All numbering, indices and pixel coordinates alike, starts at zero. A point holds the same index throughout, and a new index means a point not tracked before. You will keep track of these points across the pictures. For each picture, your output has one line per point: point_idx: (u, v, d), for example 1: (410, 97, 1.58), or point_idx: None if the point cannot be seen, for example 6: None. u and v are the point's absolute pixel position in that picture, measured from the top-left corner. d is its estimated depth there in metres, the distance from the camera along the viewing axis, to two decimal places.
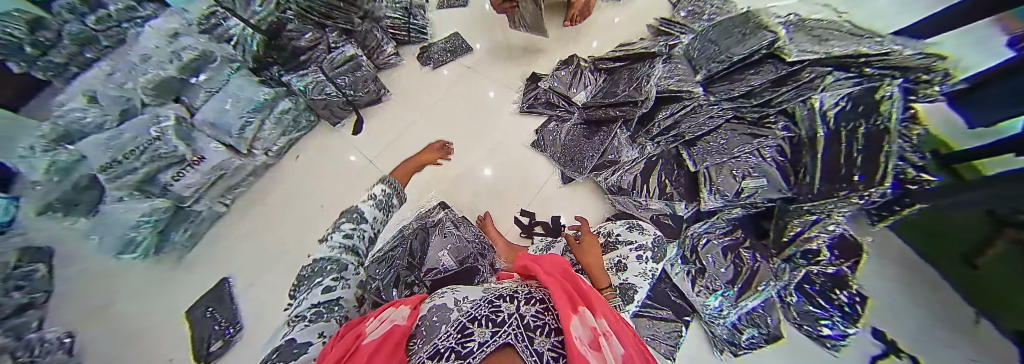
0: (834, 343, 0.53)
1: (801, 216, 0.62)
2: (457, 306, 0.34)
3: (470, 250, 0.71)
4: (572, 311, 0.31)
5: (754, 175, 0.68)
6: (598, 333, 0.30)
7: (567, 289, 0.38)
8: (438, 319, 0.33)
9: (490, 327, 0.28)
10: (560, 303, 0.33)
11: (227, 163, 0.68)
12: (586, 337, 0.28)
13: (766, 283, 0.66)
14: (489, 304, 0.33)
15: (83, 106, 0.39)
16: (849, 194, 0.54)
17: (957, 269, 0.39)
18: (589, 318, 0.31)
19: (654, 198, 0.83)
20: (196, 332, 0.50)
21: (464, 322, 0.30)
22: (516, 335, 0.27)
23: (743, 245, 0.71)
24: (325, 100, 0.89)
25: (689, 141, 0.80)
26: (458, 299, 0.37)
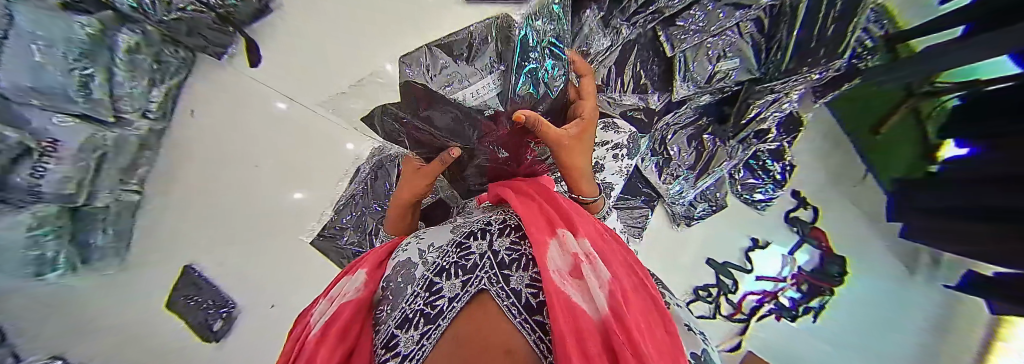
0: (763, 204, 0.78)
1: (763, 97, 0.63)
2: (421, 260, 0.30)
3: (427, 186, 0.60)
4: (550, 236, 0.27)
5: (729, 55, 0.62)
6: (583, 255, 0.25)
7: (540, 206, 0.33)
8: (405, 280, 0.30)
9: (460, 276, 0.24)
10: (535, 228, 0.28)
11: (100, 139, 0.54)
12: (566, 265, 0.24)
13: (721, 165, 0.76)
14: (456, 249, 0.29)
15: None
16: (812, 71, 0.56)
17: (864, 132, 0.61)
18: (570, 242, 0.26)
19: (628, 92, 0.64)
20: (190, 319, 0.67)
21: (431, 277, 0.27)
22: (488, 279, 0.22)
23: (705, 131, 0.73)
24: (184, 19, 0.61)
25: (668, 18, 0.61)
26: (424, 248, 0.32)
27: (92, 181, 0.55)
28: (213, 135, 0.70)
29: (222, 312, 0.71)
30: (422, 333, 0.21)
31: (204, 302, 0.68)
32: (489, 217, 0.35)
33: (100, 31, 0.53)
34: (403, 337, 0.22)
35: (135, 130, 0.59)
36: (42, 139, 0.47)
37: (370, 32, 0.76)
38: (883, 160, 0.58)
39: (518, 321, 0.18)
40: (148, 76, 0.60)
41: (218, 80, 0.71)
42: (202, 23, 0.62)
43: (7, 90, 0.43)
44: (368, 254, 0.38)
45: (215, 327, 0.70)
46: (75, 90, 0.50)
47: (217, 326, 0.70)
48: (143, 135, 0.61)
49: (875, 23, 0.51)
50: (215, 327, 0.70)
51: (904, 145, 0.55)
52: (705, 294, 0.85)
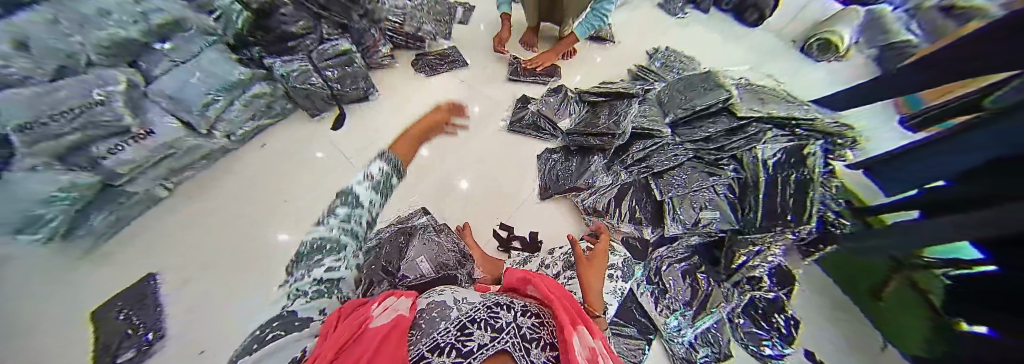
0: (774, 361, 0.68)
1: (749, 247, 0.73)
2: (456, 306, 0.32)
3: (449, 257, 0.66)
4: (572, 328, 0.29)
5: (709, 207, 0.76)
6: (599, 352, 0.27)
7: (560, 304, 0.35)
8: (439, 315, 0.30)
9: (490, 332, 0.25)
10: (563, 317, 0.30)
11: (180, 143, 0.63)
12: (587, 351, 0.25)
13: (717, 306, 0.73)
14: (487, 309, 0.32)
15: (8, 51, 0.37)
16: (785, 230, 0.70)
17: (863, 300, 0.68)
18: (589, 338, 0.28)
19: (624, 221, 0.83)
20: (104, 335, 0.50)
21: (463, 323, 0.28)
22: (511, 344, 0.24)
23: (699, 270, 0.77)
24: (307, 89, 0.82)
25: (657, 173, 0.83)
26: (458, 298, 0.35)
27: (143, 171, 0.59)
28: (265, 167, 0.77)
29: (143, 339, 0.51)
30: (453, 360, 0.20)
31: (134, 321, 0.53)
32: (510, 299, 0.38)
33: (248, 80, 0.73)
34: (434, 357, 0.21)
35: (213, 143, 0.70)
36: (143, 130, 0.57)
37: (435, 124, 0.97)
38: (895, 329, 0.63)
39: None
40: (255, 112, 0.76)
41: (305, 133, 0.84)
42: (316, 93, 0.83)
43: (155, 93, 0.58)
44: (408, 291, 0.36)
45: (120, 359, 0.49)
46: (196, 108, 0.64)
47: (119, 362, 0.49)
48: (213, 149, 0.71)
49: (832, 201, 0.69)
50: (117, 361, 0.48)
51: (913, 316, 0.58)
52: None
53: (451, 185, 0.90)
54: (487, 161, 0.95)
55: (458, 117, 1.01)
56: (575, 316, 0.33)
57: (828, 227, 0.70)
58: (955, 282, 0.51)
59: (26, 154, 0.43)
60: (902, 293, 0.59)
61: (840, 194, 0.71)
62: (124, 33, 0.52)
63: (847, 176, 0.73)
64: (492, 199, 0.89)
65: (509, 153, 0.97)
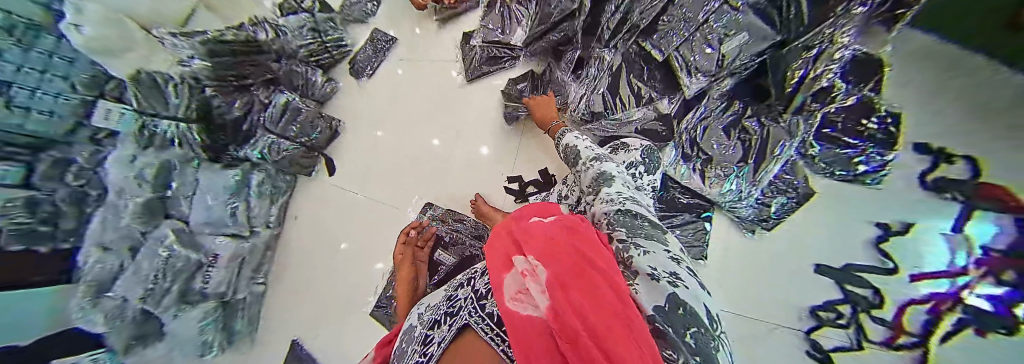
0: (873, 178, 0.46)
1: (800, 56, 0.50)
2: (418, 321, 0.39)
3: (464, 244, 0.83)
4: (503, 270, 0.32)
5: (732, 34, 0.57)
6: (524, 273, 0.30)
7: (501, 240, 0.38)
8: (407, 339, 0.38)
9: (450, 321, 0.34)
10: (493, 267, 0.33)
11: (242, 249, 0.77)
12: (512, 290, 0.29)
13: (781, 146, 0.60)
14: (447, 299, 0.38)
15: (98, 256, 0.49)
16: (850, 6, 0.41)
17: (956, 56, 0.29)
18: (518, 263, 0.32)
19: (631, 108, 0.73)
20: None
21: (426, 330, 0.36)
22: (470, 313, 0.32)
23: (746, 117, 0.64)
24: (286, 156, 0.88)
25: (645, 30, 0.68)
26: (422, 311, 0.41)
27: (236, 282, 0.75)
28: (314, 232, 0.93)
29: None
30: None
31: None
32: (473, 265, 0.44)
33: (242, 177, 0.78)
34: None
35: (262, 237, 0.83)
36: (212, 255, 0.70)
37: (427, 117, 1.00)
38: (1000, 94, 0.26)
39: (493, 340, 0.28)
40: (270, 197, 0.85)
41: (324, 191, 0.96)
42: (296, 154, 0.90)
43: (196, 226, 0.69)
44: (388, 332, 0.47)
45: None
46: (229, 219, 0.74)
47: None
48: (267, 239, 0.85)
49: None
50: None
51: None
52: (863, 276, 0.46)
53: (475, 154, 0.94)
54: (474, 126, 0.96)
55: (430, 97, 1.02)
56: (512, 246, 0.36)
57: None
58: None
59: (161, 311, 0.59)
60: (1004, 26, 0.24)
61: None
62: (141, 197, 0.57)
63: None
64: (499, 156, 0.93)
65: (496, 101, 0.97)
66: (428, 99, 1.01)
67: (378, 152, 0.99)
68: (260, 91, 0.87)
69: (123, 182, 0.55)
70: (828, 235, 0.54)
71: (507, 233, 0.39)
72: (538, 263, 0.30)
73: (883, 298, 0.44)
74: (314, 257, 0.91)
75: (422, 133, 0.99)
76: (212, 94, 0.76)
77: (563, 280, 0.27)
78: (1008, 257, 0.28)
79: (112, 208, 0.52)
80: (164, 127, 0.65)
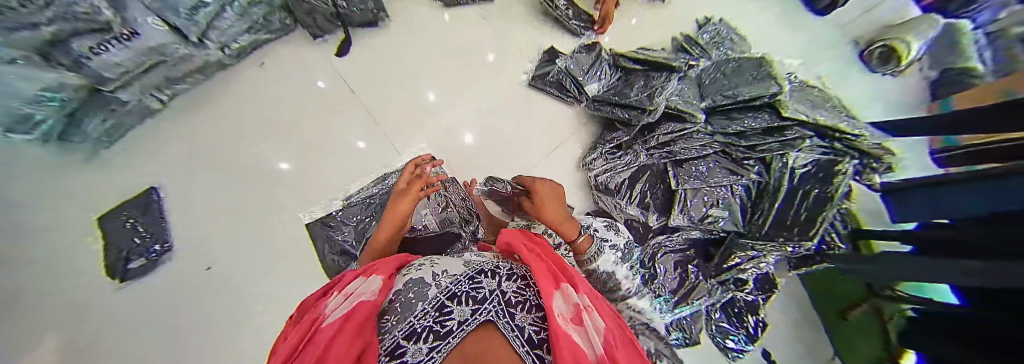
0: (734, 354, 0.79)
1: (743, 251, 0.73)
2: (435, 281, 0.32)
3: (453, 216, 0.76)
4: (554, 288, 0.32)
5: (721, 206, 0.73)
6: (580, 309, 0.30)
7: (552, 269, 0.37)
8: (416, 295, 0.31)
9: (470, 305, 0.27)
10: (542, 277, 0.33)
11: (169, 49, 0.58)
12: (567, 313, 0.28)
13: (699, 299, 0.77)
14: (469, 280, 0.32)
15: None
16: (787, 243, 0.67)
17: (836, 318, 0.73)
18: (571, 294, 0.32)
19: (632, 203, 0.81)
20: (113, 246, 0.52)
21: (443, 299, 0.28)
22: (495, 312, 0.27)
23: (691, 262, 0.80)
24: (311, 5, 0.72)
25: (678, 160, 0.76)
26: (437, 272, 0.34)
27: (133, 77, 0.56)
28: (261, 94, 0.78)
29: (151, 249, 0.57)
30: (431, 346, 0.23)
31: (140, 228, 0.56)
32: (501, 262, 0.39)
33: None
34: (412, 347, 0.23)
35: (203, 54, 0.64)
36: (127, 29, 0.50)
37: (451, 75, 0.92)
38: (857, 344, 0.66)
39: (523, 351, 0.24)
40: (249, 24, 0.69)
41: (306, 58, 0.82)
42: (321, 11, 0.74)
43: None
44: (383, 264, 0.39)
45: (130, 265, 0.52)
46: (184, 9, 0.55)
47: (132, 265, 0.53)
48: (204, 61, 0.66)
49: (839, 221, 0.68)
50: (131, 264, 0.52)
51: (867, 338, 0.64)
52: None
53: (457, 137, 0.91)
54: (492, 111, 0.93)
55: (463, 64, 0.93)
56: (558, 274, 0.36)
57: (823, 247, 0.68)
58: (919, 317, 0.53)
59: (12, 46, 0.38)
60: (869, 314, 0.63)
61: (846, 216, 0.69)
62: None
63: (863, 199, 0.68)
64: (484, 158, 0.91)
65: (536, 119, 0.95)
66: (435, 70, 0.91)
67: (395, 67, 0.88)
68: None
69: None
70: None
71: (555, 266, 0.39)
72: (586, 309, 0.31)
73: None
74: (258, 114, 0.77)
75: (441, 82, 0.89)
76: None
77: (609, 342, 0.28)
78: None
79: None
80: None
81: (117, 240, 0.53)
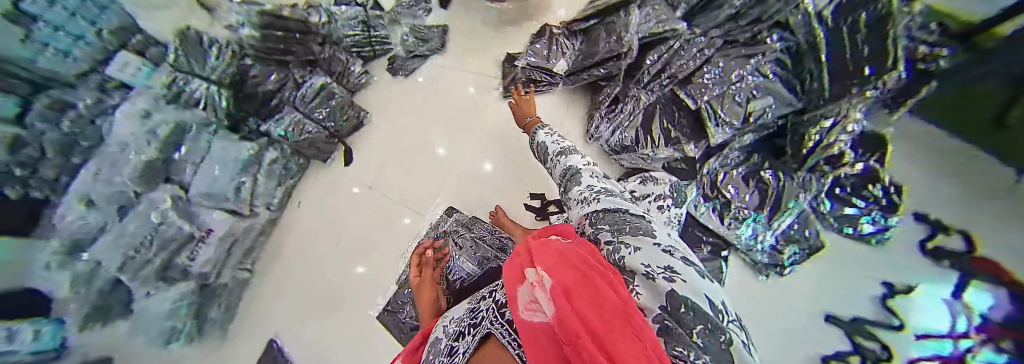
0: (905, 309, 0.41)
1: (817, 124, 0.56)
2: (447, 331, 0.41)
3: (490, 253, 0.75)
4: (517, 283, 0.31)
5: (758, 95, 0.65)
6: (536, 285, 0.29)
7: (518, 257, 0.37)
8: (434, 349, 0.40)
9: (472, 336, 0.35)
10: (509, 283, 0.32)
11: (236, 229, 0.71)
12: (526, 303, 0.28)
13: (795, 200, 0.63)
14: (470, 314, 0.39)
15: (83, 211, 0.44)
16: (863, 89, 0.48)
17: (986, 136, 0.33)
18: (531, 277, 0.30)
19: (660, 146, 0.77)
20: None
21: (453, 342, 0.37)
22: (493, 325, 0.34)
23: (763, 168, 0.69)
24: (308, 138, 0.85)
25: (683, 79, 0.75)
26: (449, 322, 0.42)
27: (222, 264, 0.68)
28: (314, 223, 0.88)
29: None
30: None
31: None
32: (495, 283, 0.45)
33: (258, 151, 0.77)
34: None
35: (258, 219, 0.77)
36: (204, 229, 0.64)
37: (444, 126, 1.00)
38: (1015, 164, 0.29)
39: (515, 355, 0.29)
40: (276, 179, 0.81)
41: (327, 180, 0.92)
42: (318, 139, 0.87)
43: (196, 197, 0.63)
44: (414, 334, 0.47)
45: None
46: (231, 193, 0.70)
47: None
48: (262, 223, 0.78)
49: None
50: None
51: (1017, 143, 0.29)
52: None
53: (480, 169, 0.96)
54: (503, 139, 0.99)
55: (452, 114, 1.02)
56: (526, 261, 0.34)
57: (861, 90, 0.48)
58: None
59: (134, 282, 0.52)
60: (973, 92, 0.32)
61: None
62: (145, 159, 0.53)
63: None
64: (515, 178, 0.94)
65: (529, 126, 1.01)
66: (433, 130, 1.00)
67: (394, 148, 0.97)
68: (296, 67, 0.84)
69: (126, 136, 0.50)
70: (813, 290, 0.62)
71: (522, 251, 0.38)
72: (546, 276, 0.29)
73: (891, 353, 0.48)
74: (315, 244, 0.86)
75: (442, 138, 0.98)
76: (252, 63, 0.75)
77: (570, 290, 0.25)
78: (1012, 323, 0.31)
79: (107, 160, 0.47)
80: (196, 86, 0.64)
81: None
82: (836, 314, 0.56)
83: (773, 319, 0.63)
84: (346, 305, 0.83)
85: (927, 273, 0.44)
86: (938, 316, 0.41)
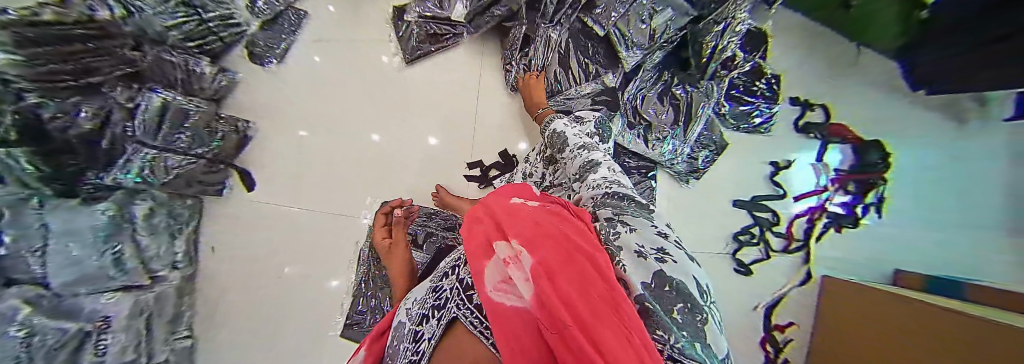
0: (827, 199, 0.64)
1: (711, 31, 0.62)
2: (409, 315, 0.36)
3: (439, 237, 0.82)
4: (486, 257, 0.27)
5: (660, 9, 0.62)
6: (508, 259, 0.25)
7: (484, 227, 0.32)
8: (400, 335, 0.34)
9: (437, 314, 0.30)
10: (476, 257, 0.28)
11: (141, 302, 0.58)
12: (495, 282, 0.24)
13: (704, 108, 0.70)
14: (434, 293, 0.33)
15: None
16: None
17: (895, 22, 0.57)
18: (501, 250, 0.26)
19: (582, 84, 0.77)
20: None
21: (416, 327, 0.32)
22: (457, 308, 0.28)
23: (674, 84, 0.74)
24: (182, 172, 0.68)
25: (587, 6, 0.72)
26: (413, 304, 0.37)
27: (147, 343, 0.58)
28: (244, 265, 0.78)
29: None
30: None
31: None
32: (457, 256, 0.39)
33: (119, 210, 0.57)
34: None
35: (169, 282, 0.65)
36: (98, 320, 0.49)
37: (358, 111, 0.92)
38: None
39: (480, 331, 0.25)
40: (167, 233, 0.66)
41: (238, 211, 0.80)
42: (195, 171, 0.71)
43: (59, 290, 0.44)
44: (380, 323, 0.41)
45: None
46: (111, 270, 0.53)
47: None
48: (176, 285, 0.66)
49: None
50: None
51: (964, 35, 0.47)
52: (747, 238, 0.73)
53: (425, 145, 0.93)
54: (438, 109, 0.95)
55: (362, 91, 0.93)
56: (494, 230, 0.30)
57: None
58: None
59: None
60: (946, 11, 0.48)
61: None
62: None
63: None
64: (456, 147, 0.94)
65: (444, 90, 0.96)
66: (351, 116, 0.91)
67: (301, 159, 0.87)
68: (114, 90, 0.54)
69: None
70: (726, 174, 0.80)
71: (487, 216, 0.34)
72: (522, 249, 0.24)
73: (777, 216, 0.71)
74: (243, 283, 0.77)
75: (365, 123, 0.92)
76: (41, 103, 0.41)
77: (551, 269, 0.21)
78: (855, 170, 0.63)
79: None
80: None
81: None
82: (740, 199, 0.76)
83: (692, 209, 0.82)
84: (306, 334, 0.80)
85: (803, 144, 0.71)
86: (807, 178, 0.69)
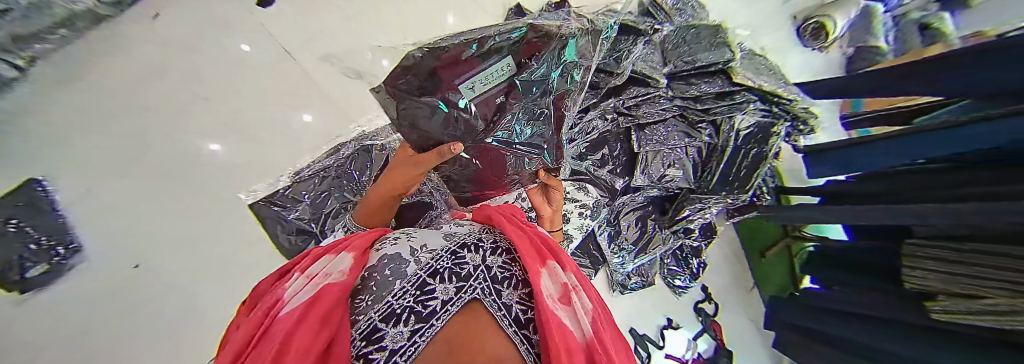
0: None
1: (693, 205, 0.81)
2: (414, 258, 0.34)
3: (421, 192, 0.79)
4: (545, 267, 0.35)
5: (676, 166, 0.75)
6: (568, 287, 0.34)
7: (536, 245, 0.41)
8: (393, 273, 0.33)
9: (454, 282, 0.29)
10: (534, 257, 0.36)
11: None
12: (556, 293, 0.32)
13: (656, 247, 0.91)
14: (452, 254, 0.34)
15: None
16: (728, 194, 0.77)
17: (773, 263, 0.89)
18: (559, 273, 0.36)
19: (601, 175, 0.76)
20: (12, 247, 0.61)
21: (423, 276, 0.31)
22: (483, 290, 0.29)
23: (651, 217, 0.89)
24: None
25: (641, 123, 0.67)
26: (415, 248, 0.36)
27: None
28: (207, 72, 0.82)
29: (54, 254, 0.65)
30: (413, 330, 0.25)
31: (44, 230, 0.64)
32: (479, 235, 0.41)
33: None
34: (391, 330, 0.25)
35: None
36: None
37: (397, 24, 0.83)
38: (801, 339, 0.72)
39: (512, 332, 0.27)
40: None
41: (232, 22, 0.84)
42: None
43: None
44: (354, 240, 0.40)
45: (29, 274, 0.63)
46: None
47: (31, 274, 0.63)
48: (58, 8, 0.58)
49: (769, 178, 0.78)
50: (29, 273, 0.62)
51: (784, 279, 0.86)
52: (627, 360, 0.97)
53: None
54: None
55: None
56: (549, 255, 0.40)
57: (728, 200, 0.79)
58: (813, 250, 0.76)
59: None
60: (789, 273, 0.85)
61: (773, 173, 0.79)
62: None
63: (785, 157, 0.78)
64: None
65: None
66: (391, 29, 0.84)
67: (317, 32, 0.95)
68: None
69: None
70: (631, 302, 1.03)
71: (545, 247, 0.43)
72: (577, 290, 0.36)
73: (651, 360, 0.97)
74: (136, 74, 0.74)
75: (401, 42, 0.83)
76: None
77: (596, 323, 0.33)
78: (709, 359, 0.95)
79: None
80: None
81: (4, 254, 0.61)
82: (635, 328, 1.00)
83: None
84: (195, 177, 0.82)
85: (689, 320, 1.00)
86: (681, 345, 0.98)
